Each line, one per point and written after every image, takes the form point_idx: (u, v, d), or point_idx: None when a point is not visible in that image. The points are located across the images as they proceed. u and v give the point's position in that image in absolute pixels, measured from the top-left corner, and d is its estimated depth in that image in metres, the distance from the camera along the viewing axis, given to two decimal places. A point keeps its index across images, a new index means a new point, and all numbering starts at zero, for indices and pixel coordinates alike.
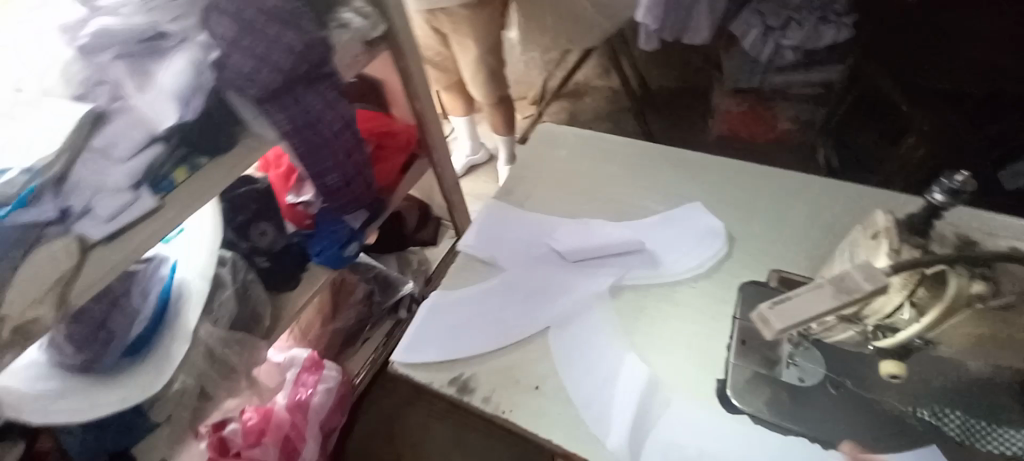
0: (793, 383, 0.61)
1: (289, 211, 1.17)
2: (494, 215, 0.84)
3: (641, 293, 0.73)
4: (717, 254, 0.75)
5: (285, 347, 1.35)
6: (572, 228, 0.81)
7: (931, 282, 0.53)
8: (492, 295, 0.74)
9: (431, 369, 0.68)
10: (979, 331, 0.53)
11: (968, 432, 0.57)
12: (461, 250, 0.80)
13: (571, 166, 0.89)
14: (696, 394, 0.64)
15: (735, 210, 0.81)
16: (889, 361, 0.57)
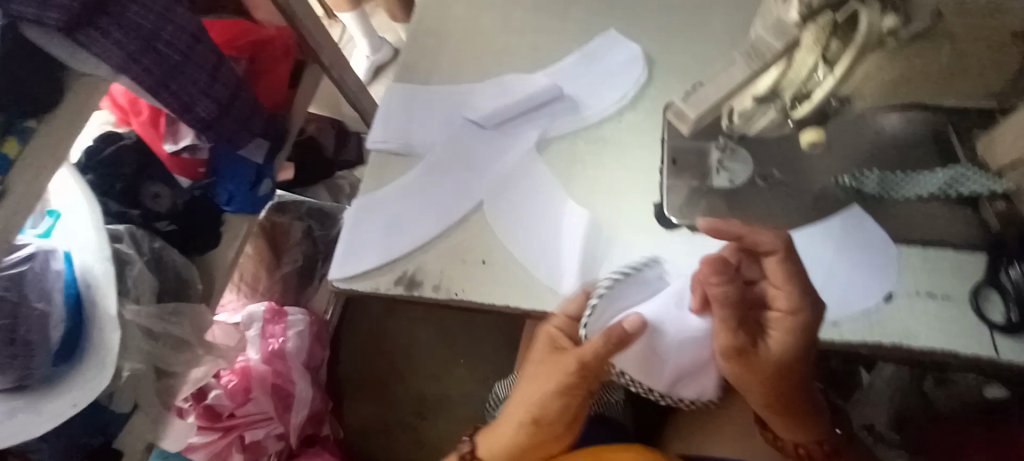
0: (724, 186, 0.62)
1: (174, 161, 1.04)
2: (400, 97, 0.75)
3: (571, 141, 0.69)
4: (640, 81, 0.71)
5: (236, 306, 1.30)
6: (485, 90, 0.73)
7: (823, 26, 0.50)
8: (417, 186, 0.69)
9: (374, 276, 0.64)
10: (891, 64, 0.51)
11: (885, 184, 0.60)
12: (372, 146, 0.71)
13: (468, 23, 0.79)
14: (636, 225, 0.64)
15: (649, 30, 0.75)
16: (809, 129, 0.57)
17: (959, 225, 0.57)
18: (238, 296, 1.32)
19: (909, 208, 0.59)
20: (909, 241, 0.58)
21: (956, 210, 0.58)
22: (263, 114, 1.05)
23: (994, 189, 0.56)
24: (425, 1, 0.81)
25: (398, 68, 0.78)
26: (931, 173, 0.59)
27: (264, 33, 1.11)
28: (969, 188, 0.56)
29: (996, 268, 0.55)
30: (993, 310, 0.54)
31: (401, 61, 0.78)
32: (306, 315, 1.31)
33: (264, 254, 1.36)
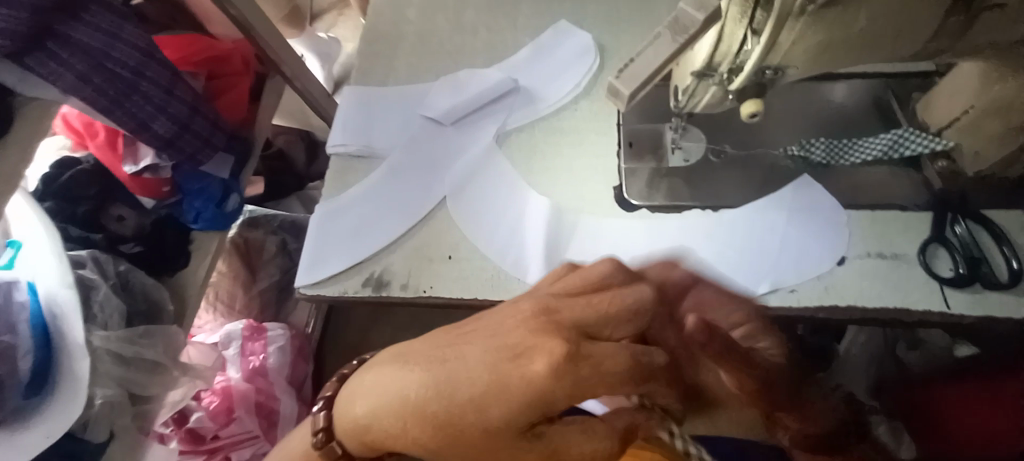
0: (679, 164, 0.63)
1: (135, 182, 1.02)
2: (357, 101, 0.75)
3: (530, 132, 0.69)
4: (591, 68, 0.72)
5: (214, 326, 1.28)
6: (443, 86, 0.74)
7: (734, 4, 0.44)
8: (380, 187, 0.68)
9: (342, 281, 0.64)
10: (821, 28, 0.45)
11: (833, 152, 0.60)
12: (333, 150, 0.71)
13: (420, 23, 0.80)
14: (599, 206, 0.64)
15: (597, 17, 0.77)
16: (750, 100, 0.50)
17: (898, 183, 0.60)
18: (215, 317, 1.30)
19: (855, 174, 0.61)
20: (857, 206, 0.60)
21: (895, 171, 0.60)
22: (223, 130, 1.05)
23: (936, 149, 0.58)
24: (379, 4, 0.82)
25: (355, 70, 0.78)
26: (876, 138, 0.60)
27: (220, 47, 1.12)
28: (913, 149, 0.58)
29: (944, 224, 0.57)
30: (941, 266, 0.56)
31: (357, 63, 0.79)
32: (287, 330, 1.30)
33: (239, 272, 1.34)
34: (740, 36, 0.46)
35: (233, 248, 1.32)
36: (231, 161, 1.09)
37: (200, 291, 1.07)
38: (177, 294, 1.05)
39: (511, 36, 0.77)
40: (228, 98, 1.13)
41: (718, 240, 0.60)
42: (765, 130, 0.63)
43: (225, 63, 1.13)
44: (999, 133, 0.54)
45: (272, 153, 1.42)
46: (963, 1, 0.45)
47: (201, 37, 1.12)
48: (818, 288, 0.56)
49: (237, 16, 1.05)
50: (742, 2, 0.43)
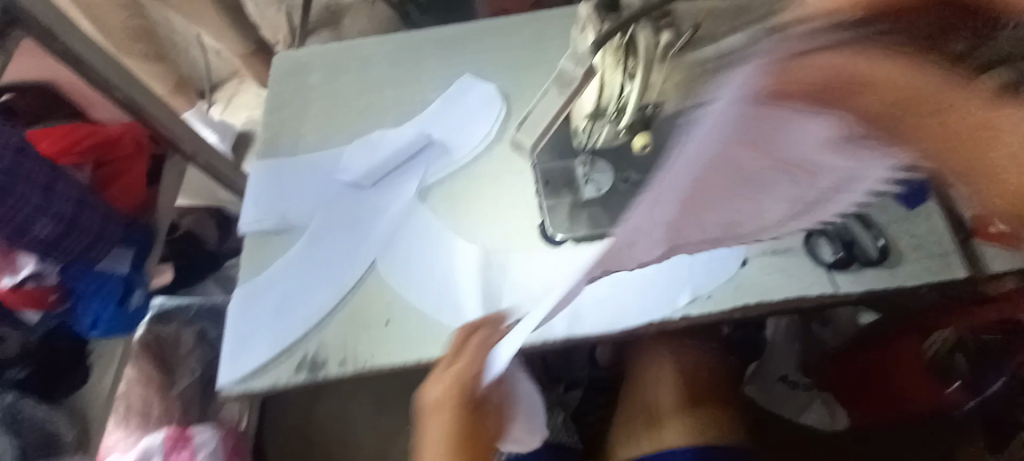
0: (593, 194, 0.67)
1: (16, 296, 0.88)
2: (266, 176, 0.72)
3: (451, 182, 0.71)
4: (499, 116, 0.76)
5: (127, 443, 1.12)
6: (354, 149, 0.73)
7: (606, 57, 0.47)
8: (301, 260, 0.66)
9: (271, 370, 0.59)
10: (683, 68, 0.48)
11: None
12: (246, 228, 0.68)
13: (323, 92, 0.80)
14: (522, 247, 0.66)
15: (497, 67, 0.81)
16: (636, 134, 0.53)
17: None
18: (127, 432, 1.13)
19: None
20: None
21: None
22: (118, 221, 0.96)
23: None
24: (280, 74, 0.82)
25: (261, 143, 0.76)
26: None
27: (110, 133, 1.05)
28: None
29: None
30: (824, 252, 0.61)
31: (262, 134, 0.77)
32: (217, 429, 1.16)
33: (153, 373, 1.19)
34: (620, 79, 0.47)
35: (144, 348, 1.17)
36: (132, 253, 1.01)
37: (106, 407, 0.92)
38: (77, 417, 0.90)
39: (419, 94, 0.79)
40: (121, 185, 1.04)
41: None
42: None
43: (114, 149, 1.06)
44: None
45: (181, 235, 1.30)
46: None
47: (81, 124, 1.05)
48: (732, 293, 0.60)
49: (123, 99, 0.96)
50: (614, 52, 0.45)
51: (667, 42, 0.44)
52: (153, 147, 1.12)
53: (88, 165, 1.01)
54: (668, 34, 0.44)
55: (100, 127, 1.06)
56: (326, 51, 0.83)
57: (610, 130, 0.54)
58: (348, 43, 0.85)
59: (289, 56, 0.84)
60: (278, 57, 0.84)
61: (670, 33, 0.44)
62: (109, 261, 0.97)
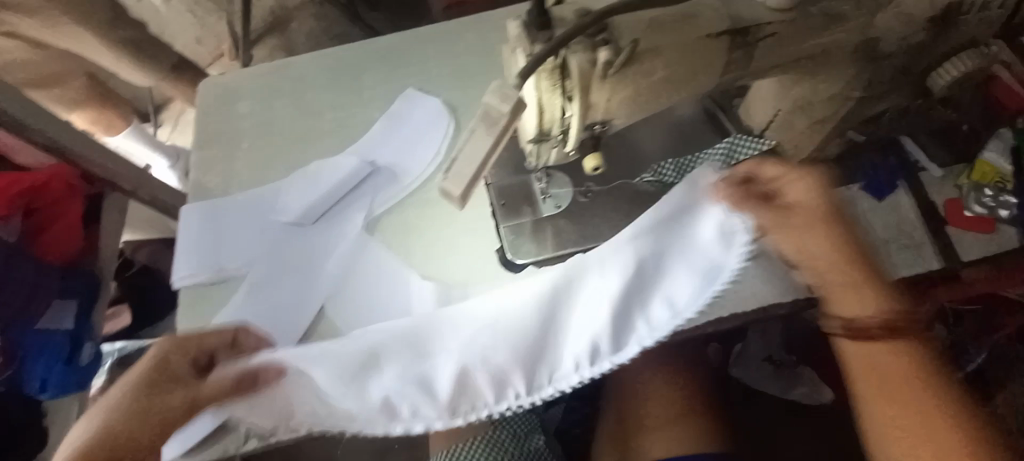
0: (552, 211, 0.63)
1: None
2: (199, 220, 0.66)
3: (400, 212, 0.66)
4: (449, 133, 0.71)
5: None
6: (294, 184, 0.67)
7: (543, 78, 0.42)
8: (241, 314, 0.60)
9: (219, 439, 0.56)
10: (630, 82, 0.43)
11: (682, 169, 0.64)
12: (179, 284, 0.63)
13: (256, 120, 0.73)
14: (481, 276, 0.62)
15: (444, 76, 0.75)
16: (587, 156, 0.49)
17: None
18: None
19: None
20: None
21: None
22: (54, 271, 0.93)
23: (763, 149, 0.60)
24: (207, 104, 0.75)
25: (191, 186, 0.70)
26: (714, 148, 0.64)
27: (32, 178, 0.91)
28: (745, 154, 0.60)
29: None
30: None
31: (192, 175, 0.71)
32: None
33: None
34: (559, 103, 0.43)
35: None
36: (76, 302, 0.95)
37: None
38: None
39: (361, 113, 0.74)
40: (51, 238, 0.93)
41: None
42: (625, 161, 0.65)
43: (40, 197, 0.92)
44: (810, 126, 0.58)
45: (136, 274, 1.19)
46: (739, 37, 0.42)
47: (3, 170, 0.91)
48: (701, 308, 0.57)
49: (50, 144, 0.84)
50: (548, 75, 0.41)
51: (606, 60, 0.40)
52: (87, 187, 0.99)
53: (18, 216, 0.91)
54: (606, 52, 0.40)
55: (23, 171, 0.93)
56: (256, 74, 0.76)
57: (558, 150, 0.49)
58: (280, 61, 0.78)
59: (217, 83, 0.76)
60: (204, 83, 0.77)
61: (609, 50, 0.40)
62: (53, 315, 0.92)
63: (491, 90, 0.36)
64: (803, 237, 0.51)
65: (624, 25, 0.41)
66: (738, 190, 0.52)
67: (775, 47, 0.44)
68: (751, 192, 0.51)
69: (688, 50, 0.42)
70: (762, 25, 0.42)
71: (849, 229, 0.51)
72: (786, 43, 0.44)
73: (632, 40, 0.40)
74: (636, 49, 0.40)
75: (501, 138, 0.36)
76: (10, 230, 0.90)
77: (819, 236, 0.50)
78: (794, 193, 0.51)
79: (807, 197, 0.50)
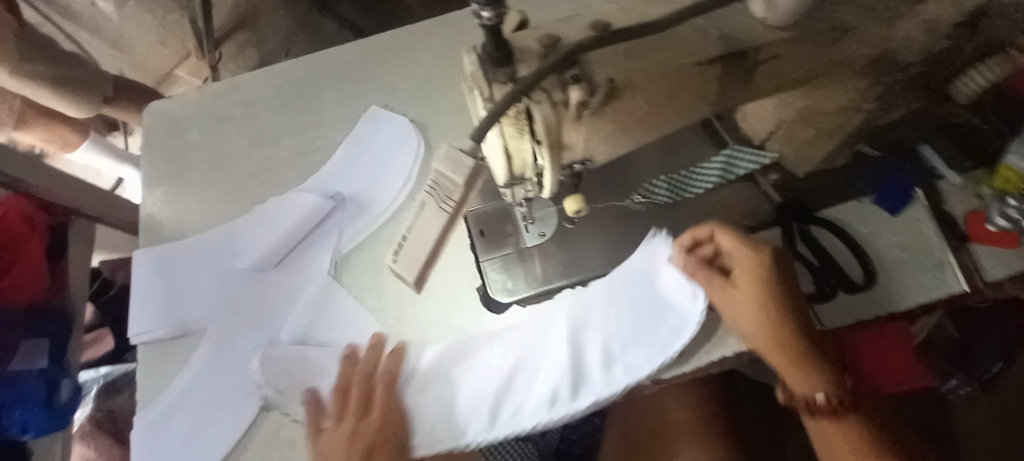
0: (534, 240, 0.57)
1: None
2: (154, 269, 0.61)
3: (369, 249, 0.60)
4: (418, 154, 0.64)
5: None
6: (253, 224, 0.61)
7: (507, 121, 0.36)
8: (205, 372, 0.56)
9: None
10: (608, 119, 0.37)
11: (675, 187, 0.57)
12: (136, 341, 0.58)
13: (208, 151, 0.67)
14: (460, 317, 0.58)
15: (412, 89, 0.68)
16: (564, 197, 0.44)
17: (744, 200, 0.58)
18: None
19: (704, 203, 0.58)
20: None
21: (737, 189, 0.58)
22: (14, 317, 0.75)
23: (764, 163, 0.55)
24: (155, 135, 0.69)
25: (143, 229, 0.64)
26: (710, 162, 0.57)
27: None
28: (745, 168, 0.56)
29: (792, 237, 0.56)
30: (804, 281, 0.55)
31: (143, 217, 0.65)
32: None
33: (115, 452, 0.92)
34: (529, 149, 0.36)
35: (96, 427, 0.93)
36: (49, 343, 0.77)
37: None
38: None
39: (323, 137, 0.67)
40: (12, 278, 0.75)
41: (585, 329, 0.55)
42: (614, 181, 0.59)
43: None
44: (811, 139, 0.52)
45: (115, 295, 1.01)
46: (735, 62, 0.36)
47: None
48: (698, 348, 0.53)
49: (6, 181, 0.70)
50: (512, 121, 0.35)
51: (579, 101, 0.33)
52: (48, 218, 0.81)
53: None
54: (578, 91, 0.33)
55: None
56: (204, 98, 0.70)
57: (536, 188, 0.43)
58: (229, 82, 0.71)
59: (160, 110, 0.70)
60: (148, 112, 0.70)
61: (582, 88, 0.33)
62: (22, 355, 0.75)
63: None
64: (748, 315, 0.51)
65: (598, 61, 0.34)
66: (693, 260, 0.53)
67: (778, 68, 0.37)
68: (700, 264, 0.53)
69: (674, 82, 0.35)
70: (762, 46, 0.36)
71: (801, 311, 0.50)
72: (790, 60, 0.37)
73: (608, 79, 0.34)
74: (615, 89, 0.34)
75: None
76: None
77: (767, 321, 0.50)
78: (739, 272, 0.52)
79: (752, 280, 0.51)
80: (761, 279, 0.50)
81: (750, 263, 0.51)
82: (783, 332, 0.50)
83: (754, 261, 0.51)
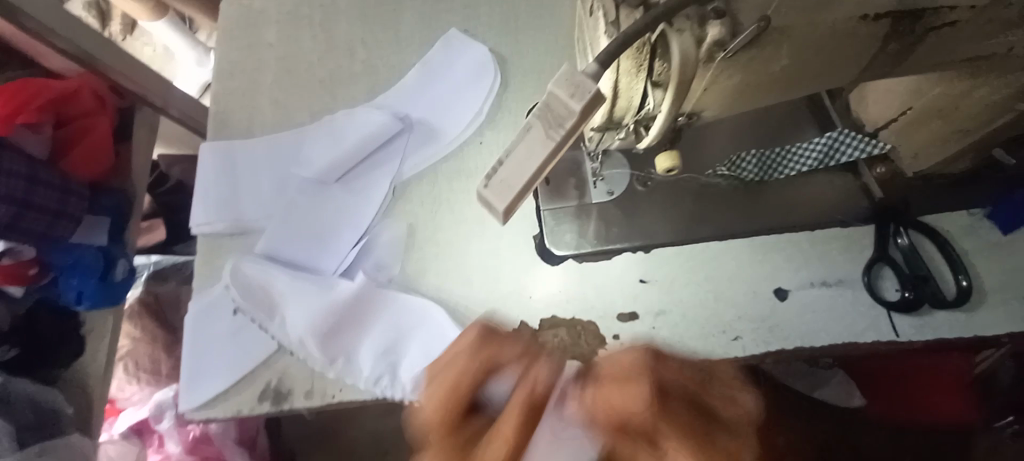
0: (602, 197, 0.53)
1: None
2: (222, 163, 0.61)
3: (429, 178, 0.59)
4: (491, 88, 0.61)
5: (144, 395, 0.95)
6: (320, 135, 0.60)
7: (625, 56, 0.31)
8: (257, 275, 0.55)
9: (231, 397, 0.53)
10: (744, 69, 0.32)
11: (765, 165, 0.53)
12: (196, 231, 0.59)
13: (280, 54, 0.66)
14: (512, 261, 0.55)
15: (495, 20, 0.64)
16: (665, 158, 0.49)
17: (836, 188, 0.53)
18: (139, 385, 0.95)
19: (791, 186, 0.53)
20: (798, 226, 0.53)
21: (831, 176, 0.53)
22: (82, 190, 0.77)
23: (873, 152, 0.51)
24: (230, 28, 0.68)
25: (212, 119, 0.64)
26: (811, 142, 0.52)
27: (61, 85, 0.74)
28: (849, 154, 0.51)
29: (884, 238, 0.51)
30: (887, 287, 0.50)
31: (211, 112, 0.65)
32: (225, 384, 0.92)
33: (157, 334, 0.97)
34: (641, 89, 0.33)
35: (143, 308, 0.97)
36: (108, 222, 0.80)
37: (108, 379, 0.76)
38: (82, 390, 0.75)
39: (396, 57, 0.64)
40: (83, 151, 0.76)
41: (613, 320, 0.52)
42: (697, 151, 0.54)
43: (68, 106, 0.74)
44: (941, 135, 0.47)
45: (170, 188, 1.02)
46: (905, 25, 0.31)
47: (32, 76, 0.72)
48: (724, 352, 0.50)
49: (73, 50, 0.69)
50: (633, 53, 0.31)
51: (716, 40, 0.29)
52: (117, 100, 0.81)
53: (48, 126, 0.74)
54: (718, 28, 0.29)
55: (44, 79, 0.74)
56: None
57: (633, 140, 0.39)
58: None
59: (238, 4, 0.68)
60: (225, 3, 0.69)
61: (723, 25, 0.29)
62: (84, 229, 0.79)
63: (558, 75, 0.27)
64: None
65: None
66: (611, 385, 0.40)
67: (941, 42, 0.33)
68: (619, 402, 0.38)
69: (825, 37, 0.31)
70: (942, 10, 0.31)
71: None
72: (950, 39, 0.33)
73: (758, 19, 0.30)
74: (764, 31, 0.30)
75: (563, 145, 0.27)
76: (37, 143, 0.73)
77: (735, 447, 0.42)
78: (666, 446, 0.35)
79: (666, 452, 0.35)
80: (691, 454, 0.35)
81: (652, 435, 0.35)
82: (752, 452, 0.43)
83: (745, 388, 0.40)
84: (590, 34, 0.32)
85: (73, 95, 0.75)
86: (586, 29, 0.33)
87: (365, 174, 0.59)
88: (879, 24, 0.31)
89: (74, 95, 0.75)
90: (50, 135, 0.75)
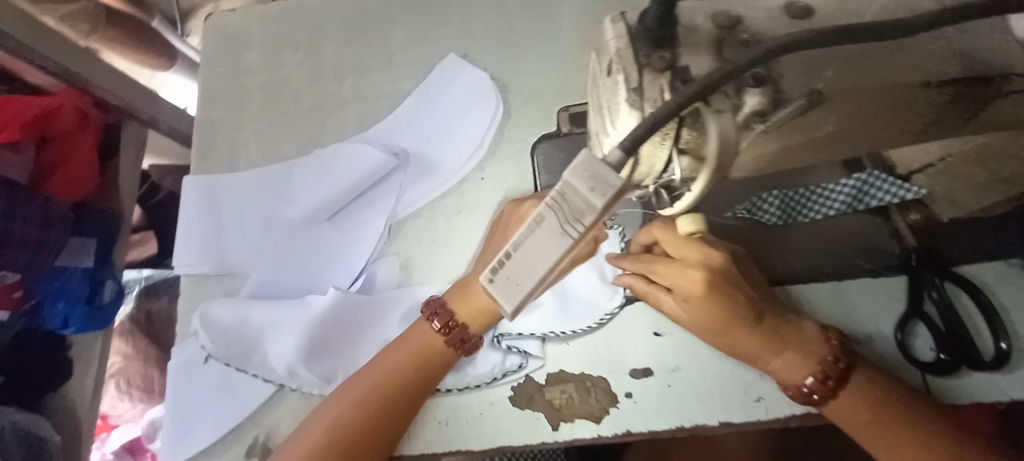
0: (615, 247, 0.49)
1: None
2: (205, 198, 0.58)
3: (426, 216, 0.55)
4: (493, 115, 0.57)
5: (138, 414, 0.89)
6: (308, 169, 0.56)
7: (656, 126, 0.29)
8: (236, 319, 0.51)
9: (217, 455, 0.50)
10: (786, 135, 0.29)
11: (787, 208, 0.49)
12: (179, 272, 0.55)
13: (268, 77, 0.62)
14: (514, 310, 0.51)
15: (498, 37, 0.60)
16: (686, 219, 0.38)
17: (864, 234, 0.49)
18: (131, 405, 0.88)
19: (814, 231, 0.49)
20: (824, 276, 0.49)
21: (857, 220, 0.49)
22: (66, 216, 0.69)
23: (906, 198, 0.47)
24: (215, 50, 0.64)
25: (196, 151, 0.61)
26: (837, 185, 0.49)
27: (42, 102, 0.67)
28: (880, 198, 0.47)
29: (919, 291, 0.46)
30: (921, 346, 0.47)
31: (196, 143, 0.61)
32: None
33: (150, 352, 0.90)
34: (664, 157, 0.29)
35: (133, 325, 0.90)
36: (95, 243, 0.73)
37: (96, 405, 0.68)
38: (68, 419, 0.67)
39: (393, 79, 0.60)
40: (69, 173, 0.69)
41: (625, 374, 0.48)
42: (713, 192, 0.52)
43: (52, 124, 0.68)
44: (982, 184, 0.44)
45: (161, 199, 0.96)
46: (965, 89, 0.29)
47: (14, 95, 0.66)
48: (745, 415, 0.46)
49: (61, 71, 0.65)
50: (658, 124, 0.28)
51: (756, 110, 0.27)
52: (104, 116, 0.74)
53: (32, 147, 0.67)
54: (756, 97, 0.27)
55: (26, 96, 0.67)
56: (270, 18, 0.64)
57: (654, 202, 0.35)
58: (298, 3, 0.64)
59: (222, 23, 0.65)
60: (209, 25, 0.65)
61: (763, 95, 0.27)
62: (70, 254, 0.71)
63: (575, 163, 0.24)
64: (732, 339, 0.41)
65: (791, 66, 0.28)
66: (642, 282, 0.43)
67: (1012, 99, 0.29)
68: (652, 287, 0.43)
69: (877, 103, 0.29)
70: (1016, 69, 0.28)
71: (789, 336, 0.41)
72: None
73: (807, 91, 0.28)
74: (815, 104, 0.28)
75: (581, 240, 0.24)
76: (20, 166, 0.65)
77: (792, 356, 0.41)
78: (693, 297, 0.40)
79: (715, 301, 0.40)
80: (730, 302, 0.40)
81: (703, 282, 0.39)
82: (823, 356, 0.40)
83: (759, 325, 0.41)
84: (611, 92, 0.29)
85: (57, 112, 0.68)
86: (606, 82, 0.29)
87: (356, 212, 0.56)
88: (931, 94, 0.29)
89: (58, 112, 0.68)
90: (32, 155, 0.67)
